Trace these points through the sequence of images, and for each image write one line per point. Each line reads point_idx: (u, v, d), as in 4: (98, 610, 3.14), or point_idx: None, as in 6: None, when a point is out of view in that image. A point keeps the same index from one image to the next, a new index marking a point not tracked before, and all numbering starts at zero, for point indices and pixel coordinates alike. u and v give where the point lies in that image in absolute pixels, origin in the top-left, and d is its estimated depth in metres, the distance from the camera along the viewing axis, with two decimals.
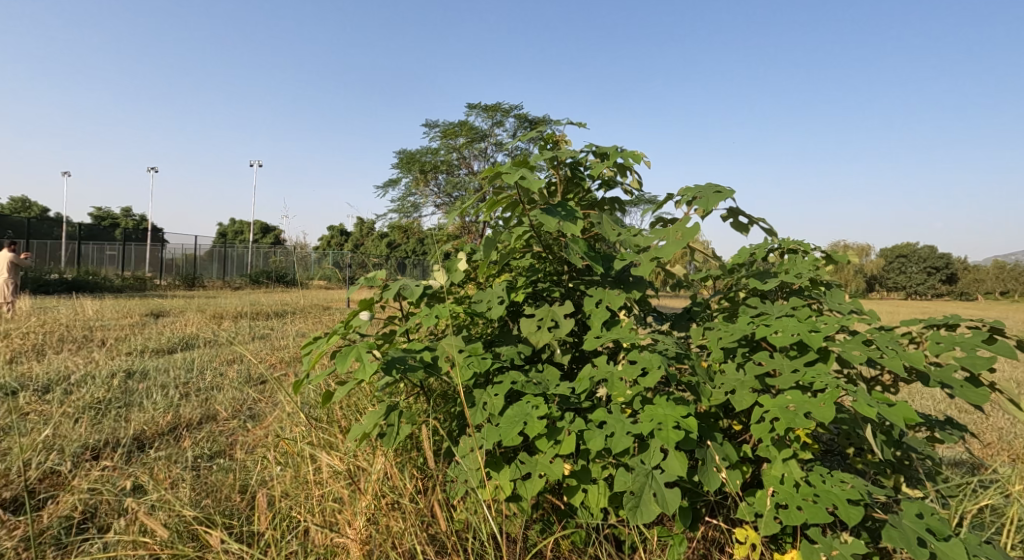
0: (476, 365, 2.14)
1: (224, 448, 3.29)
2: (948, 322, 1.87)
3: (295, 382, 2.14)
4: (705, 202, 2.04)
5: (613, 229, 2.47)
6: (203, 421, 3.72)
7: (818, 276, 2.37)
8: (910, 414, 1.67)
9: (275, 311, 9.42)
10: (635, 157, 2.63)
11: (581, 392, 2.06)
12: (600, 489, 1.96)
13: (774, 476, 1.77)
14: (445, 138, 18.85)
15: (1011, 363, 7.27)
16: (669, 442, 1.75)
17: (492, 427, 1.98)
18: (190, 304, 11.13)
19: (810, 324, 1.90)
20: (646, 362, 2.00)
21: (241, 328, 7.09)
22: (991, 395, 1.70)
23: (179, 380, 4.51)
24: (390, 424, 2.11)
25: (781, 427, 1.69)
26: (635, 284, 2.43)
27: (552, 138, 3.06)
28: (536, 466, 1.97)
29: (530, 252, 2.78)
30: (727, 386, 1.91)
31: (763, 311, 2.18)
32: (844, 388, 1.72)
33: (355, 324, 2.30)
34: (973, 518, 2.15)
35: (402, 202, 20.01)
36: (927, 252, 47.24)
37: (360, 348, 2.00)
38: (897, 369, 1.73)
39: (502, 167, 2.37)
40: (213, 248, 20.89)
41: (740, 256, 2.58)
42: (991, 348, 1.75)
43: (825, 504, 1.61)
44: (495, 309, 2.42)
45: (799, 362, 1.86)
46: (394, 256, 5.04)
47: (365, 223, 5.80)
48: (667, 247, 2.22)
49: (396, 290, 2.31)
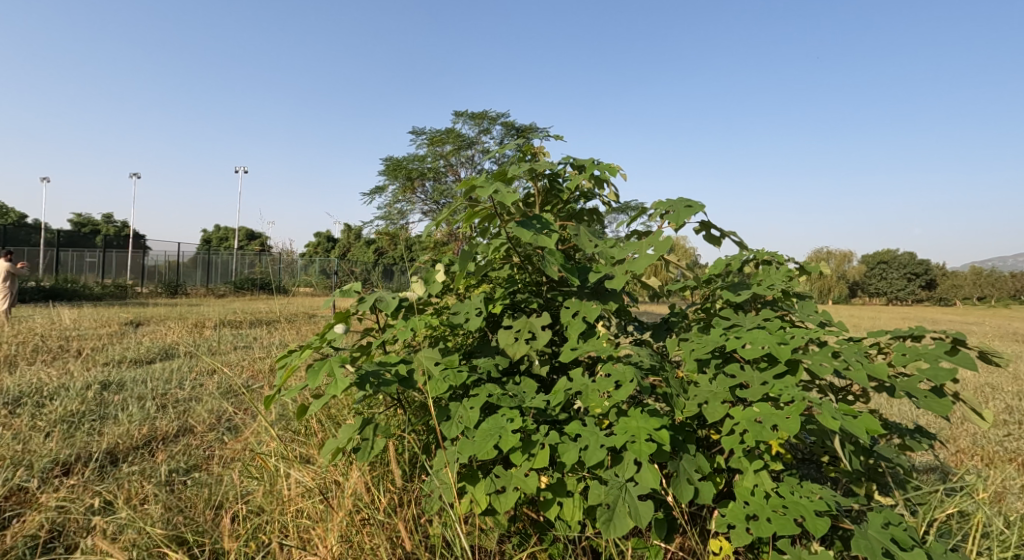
0: (452, 378, 2.14)
1: (201, 461, 3.23)
2: (913, 333, 1.91)
3: (267, 398, 2.08)
4: (677, 217, 2.08)
5: (589, 241, 2.50)
6: (180, 434, 3.66)
7: (790, 288, 2.42)
8: (874, 425, 1.71)
9: (260, 319, 9.31)
10: (611, 170, 2.66)
11: (557, 404, 2.07)
12: (576, 502, 1.97)
13: (745, 487, 1.80)
14: (432, 145, 18.81)
15: (990, 369, 7.42)
16: (641, 455, 1.76)
17: (467, 440, 1.98)
18: (174, 312, 10.97)
19: (780, 336, 1.93)
20: (620, 374, 2.02)
21: (225, 337, 7.00)
22: (952, 406, 1.74)
23: (156, 391, 4.43)
24: (365, 438, 2.10)
25: (750, 440, 1.71)
26: (611, 296, 2.45)
27: (531, 150, 3.09)
28: (511, 479, 1.97)
29: (508, 264, 2.80)
30: (699, 398, 1.93)
31: (736, 322, 2.21)
32: (811, 400, 1.75)
33: (330, 337, 2.27)
34: (942, 526, 2.19)
35: (388, 210, 19.93)
36: (905, 259, 48.13)
37: (333, 363, 1.98)
38: (862, 381, 1.76)
39: (478, 181, 2.40)
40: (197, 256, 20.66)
41: (716, 267, 2.59)
42: (954, 359, 1.79)
43: (793, 515, 1.63)
44: (473, 320, 2.43)
45: (769, 375, 1.89)
46: (381, 263, 5.01)
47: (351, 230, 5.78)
48: (642, 260, 2.25)
49: (372, 302, 2.30)
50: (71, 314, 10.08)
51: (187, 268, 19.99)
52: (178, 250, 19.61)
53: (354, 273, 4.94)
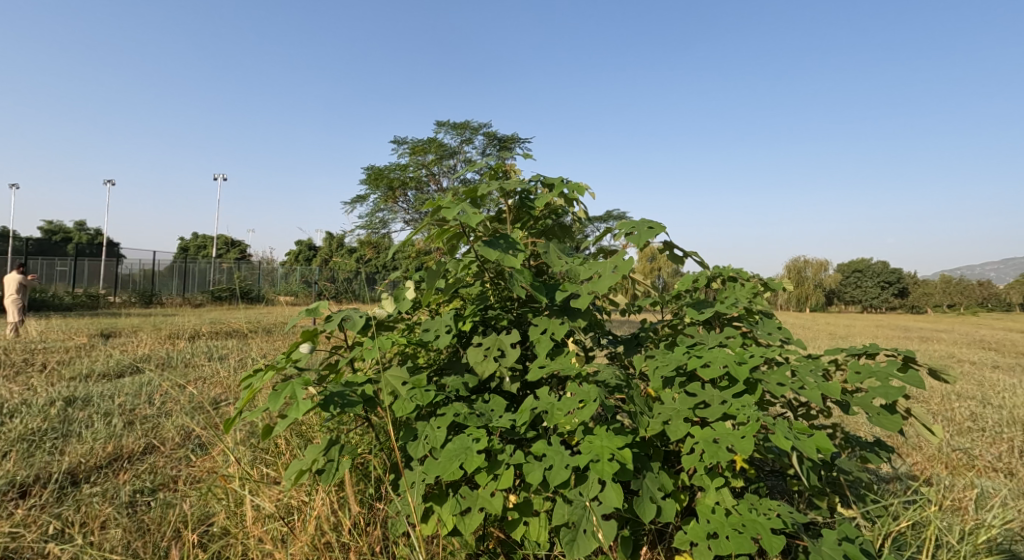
0: (420, 398, 2.12)
1: (168, 480, 3.16)
2: (868, 351, 1.97)
3: (227, 420, 2.02)
4: (637, 239, 2.13)
5: (558, 259, 2.53)
6: (146, 452, 3.56)
7: (753, 305, 2.48)
8: (826, 444, 1.76)
9: (239, 330, 9.13)
10: (580, 190, 2.71)
11: (523, 423, 2.07)
12: (541, 521, 1.98)
13: (707, 505, 1.82)
14: (414, 155, 18.70)
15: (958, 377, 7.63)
16: (604, 475, 1.77)
17: (432, 461, 1.97)
18: (152, 321, 10.74)
19: (739, 355, 1.98)
20: (584, 394, 2.04)
21: (201, 348, 6.86)
22: (902, 422, 1.80)
23: (124, 406, 4.32)
24: (330, 460, 2.07)
25: (708, 460, 1.75)
26: (578, 313, 2.48)
27: (502, 167, 3.12)
28: (477, 500, 1.97)
29: (478, 281, 2.81)
30: (662, 416, 1.96)
31: (699, 341, 2.25)
32: (766, 419, 1.80)
33: (295, 356, 2.23)
34: (897, 539, 2.24)
35: (369, 218, 19.76)
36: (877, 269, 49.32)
37: (296, 384, 1.94)
38: (816, 401, 1.82)
39: (444, 202, 2.43)
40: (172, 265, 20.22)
41: (684, 284, 2.67)
42: (904, 377, 1.86)
43: (749, 533, 1.67)
44: (442, 339, 2.42)
45: (728, 394, 1.93)
46: (362, 272, 4.96)
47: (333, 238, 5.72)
48: (605, 279, 2.29)
49: (338, 321, 2.27)
50: (51, 324, 9.88)
51: (162, 277, 19.56)
52: (153, 259, 19.19)
53: (335, 281, 4.90)
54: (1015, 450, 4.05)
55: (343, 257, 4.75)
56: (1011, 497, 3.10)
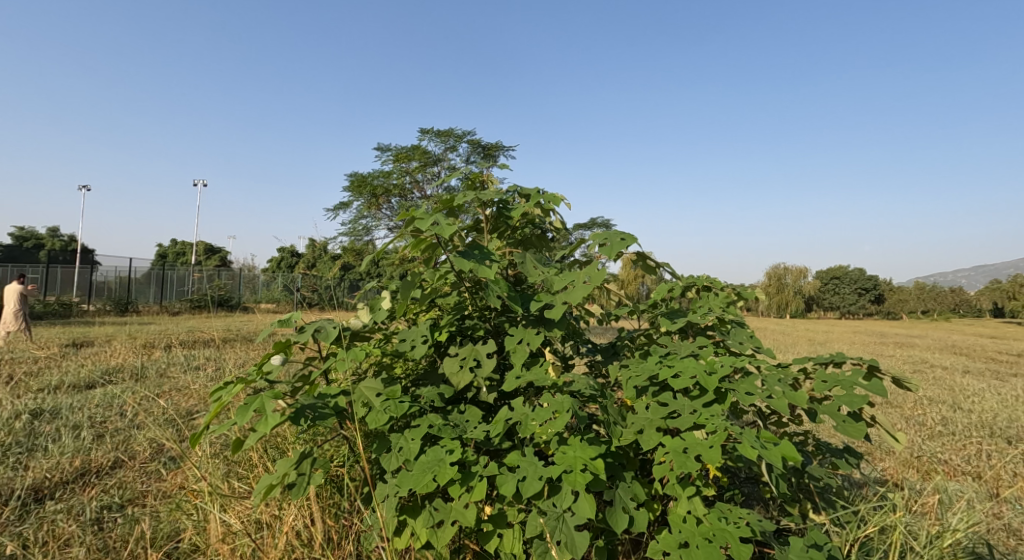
0: (394, 409, 2.10)
1: (137, 495, 3.08)
2: (834, 360, 2.03)
3: (194, 435, 1.98)
4: (610, 250, 2.17)
5: (534, 269, 2.54)
6: (116, 466, 3.47)
7: (726, 314, 2.51)
8: (791, 452, 1.80)
9: (219, 338, 8.96)
10: (555, 200, 2.73)
11: (497, 434, 2.07)
12: (515, 533, 1.98)
13: (679, 514, 1.84)
14: (397, 162, 18.42)
15: (933, 383, 7.81)
16: (576, 486, 1.78)
17: (406, 473, 1.95)
18: (129, 329, 10.49)
19: (709, 366, 2.01)
20: (557, 405, 2.04)
21: (179, 358, 6.72)
22: (866, 430, 1.84)
23: (94, 419, 4.20)
24: (301, 474, 2.04)
25: (677, 470, 1.77)
26: (554, 323, 2.49)
27: (479, 177, 3.13)
28: (450, 512, 1.96)
29: (455, 291, 2.80)
30: (636, 426, 1.98)
31: (672, 351, 2.28)
32: (734, 429, 1.83)
33: (266, 369, 2.19)
34: (865, 545, 2.27)
35: (353, 225, 19.61)
36: (852, 276, 50.32)
37: (265, 398, 1.91)
38: (783, 410, 1.86)
39: (418, 213, 2.42)
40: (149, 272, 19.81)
41: (659, 293, 2.70)
42: (868, 386, 1.91)
43: (719, 542, 1.69)
44: (417, 349, 2.41)
45: (698, 404, 1.96)
46: (345, 279, 4.92)
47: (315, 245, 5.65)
48: (579, 290, 2.31)
49: (311, 333, 2.24)
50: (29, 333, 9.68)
51: (139, 285, 19.15)
52: (129, 266, 18.79)
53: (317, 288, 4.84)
54: (984, 453, 4.15)
55: (326, 263, 4.69)
56: (977, 501, 3.18)
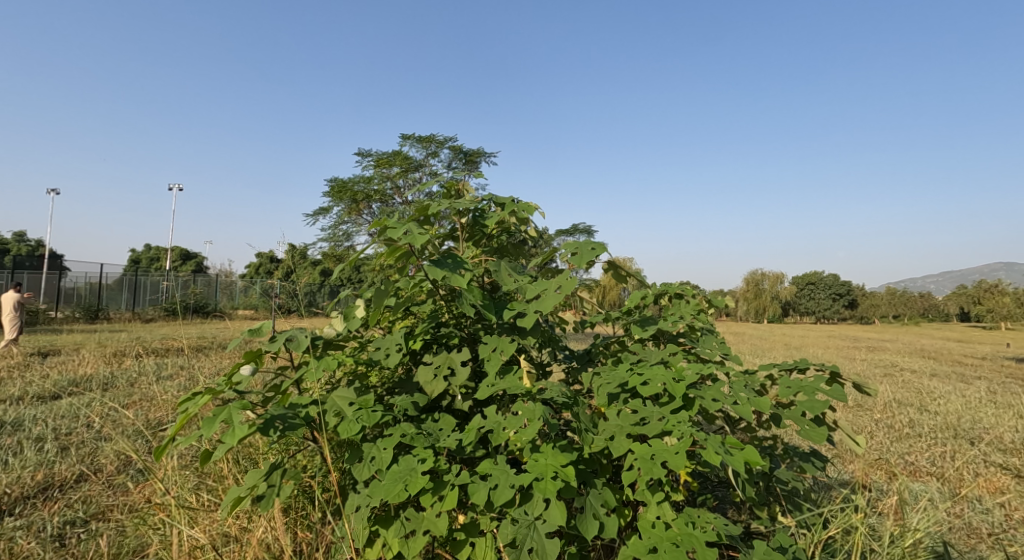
0: (366, 419, 2.09)
1: (103, 509, 3.00)
2: (798, 366, 2.09)
3: (159, 448, 1.94)
4: (581, 259, 2.22)
5: (508, 277, 2.56)
6: (80, 479, 3.38)
7: (696, 321, 2.56)
8: (755, 457, 1.85)
9: (194, 346, 8.76)
10: (529, 209, 2.76)
11: (469, 443, 2.08)
12: (488, 541, 1.99)
13: (648, 519, 1.87)
14: (379, 168, 18.28)
15: (903, 387, 8.02)
16: (547, 493, 1.79)
17: (377, 483, 1.95)
18: (101, 337, 10.20)
19: (677, 373, 2.06)
20: (529, 413, 2.06)
21: (152, 366, 6.55)
22: (828, 434, 1.90)
23: (59, 431, 4.08)
24: (271, 485, 2.01)
25: (644, 477, 1.80)
26: (528, 331, 2.51)
27: (455, 186, 3.14)
28: (422, 522, 1.96)
29: (429, 299, 2.80)
30: (607, 433, 2.01)
31: (643, 358, 2.32)
32: (700, 435, 1.87)
33: (235, 379, 2.15)
34: (830, 547, 2.32)
35: (332, 231, 19.41)
36: (825, 282, 51.44)
37: (233, 409, 1.89)
38: (747, 415, 1.91)
39: (391, 222, 2.42)
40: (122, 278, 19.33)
41: (633, 299, 2.73)
42: (830, 391, 1.97)
43: (686, 547, 1.72)
44: (391, 358, 2.40)
45: (666, 411, 2.00)
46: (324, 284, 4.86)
47: (295, 250, 5.59)
48: (551, 298, 2.33)
49: (282, 341, 2.21)
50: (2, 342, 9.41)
51: (112, 291, 18.69)
52: (99, 273, 18.29)
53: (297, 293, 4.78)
54: (949, 454, 4.27)
55: (306, 268, 4.64)
56: (940, 501, 3.28)
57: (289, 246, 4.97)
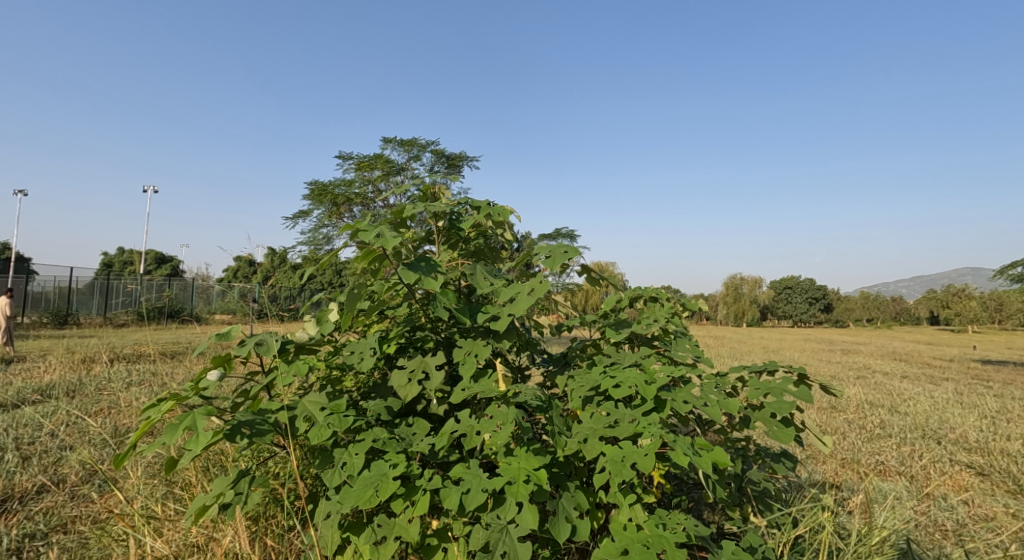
0: (337, 424, 2.06)
1: (65, 520, 2.90)
2: (767, 367, 2.13)
3: (119, 456, 1.89)
4: (553, 262, 2.24)
5: (484, 281, 2.55)
6: (42, 490, 3.26)
7: (670, 324, 2.59)
8: (723, 458, 1.87)
9: (168, 351, 8.55)
10: (504, 213, 2.75)
11: (442, 447, 2.06)
12: (460, 546, 1.99)
13: (620, 522, 1.88)
14: (360, 170, 18.11)
15: (876, 388, 8.19)
16: (519, 497, 1.79)
17: (348, 489, 1.92)
18: (70, 342, 9.90)
19: (648, 375, 2.07)
20: (502, 416, 2.05)
21: (122, 373, 6.37)
22: (795, 434, 1.93)
23: (21, 440, 3.94)
24: (238, 493, 1.98)
25: (614, 480, 1.81)
26: (503, 334, 2.51)
27: (432, 189, 3.12)
28: (393, 528, 1.94)
29: (404, 303, 2.77)
30: (580, 436, 2.01)
31: (616, 360, 2.33)
32: (670, 436, 1.89)
33: (202, 385, 2.11)
34: (800, 546, 2.35)
35: (312, 234, 19.17)
36: (801, 286, 52.38)
37: (197, 415, 1.85)
38: (716, 417, 1.93)
39: (363, 225, 2.39)
40: (94, 282, 18.86)
41: (608, 302, 2.77)
42: (797, 393, 2.00)
43: (656, 548, 1.73)
44: (364, 362, 2.37)
45: (638, 413, 2.01)
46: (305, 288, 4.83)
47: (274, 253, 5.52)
48: (524, 301, 2.33)
49: (251, 346, 2.17)
50: None
51: (82, 295, 18.21)
52: (69, 276, 17.77)
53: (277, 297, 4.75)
54: (919, 454, 4.37)
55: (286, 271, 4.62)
56: (909, 500, 3.33)
57: (269, 250, 4.92)
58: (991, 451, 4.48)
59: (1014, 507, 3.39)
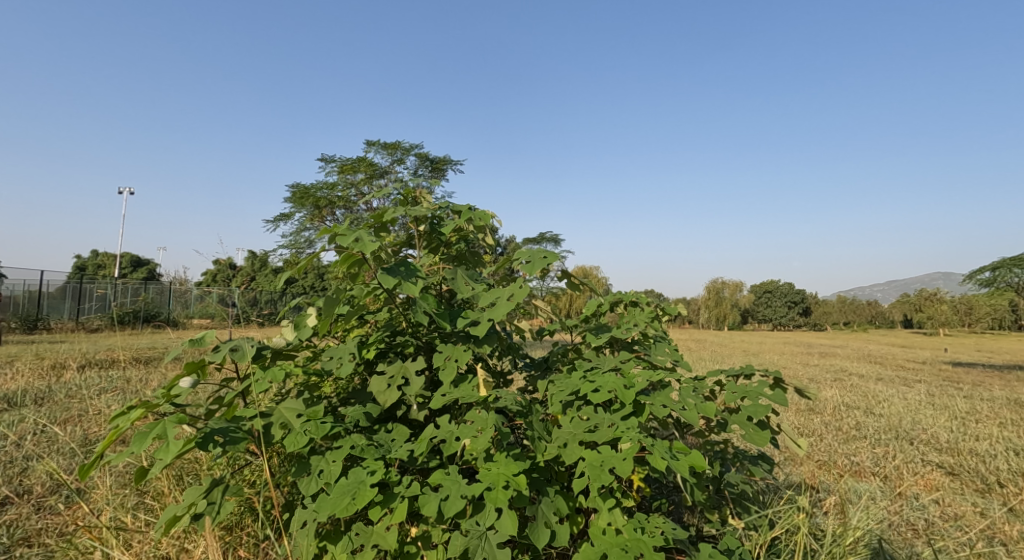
0: (314, 431, 2.03)
1: (30, 533, 2.80)
2: (744, 371, 2.15)
3: (85, 466, 1.84)
4: (532, 267, 2.25)
5: (464, 286, 2.54)
6: (6, 502, 3.15)
7: (650, 329, 2.61)
8: (700, 461, 1.89)
9: (143, 357, 8.36)
10: (484, 217, 2.74)
11: (420, 453, 2.04)
12: (439, 553, 1.97)
13: (600, 526, 1.88)
14: (343, 173, 17.99)
15: (853, 390, 8.34)
16: (498, 503, 1.78)
17: (325, 497, 1.89)
18: (40, 348, 9.61)
19: (627, 380, 2.08)
20: (482, 422, 2.05)
21: (93, 380, 6.20)
22: (770, 437, 1.95)
23: None
24: (211, 503, 1.94)
25: (592, 484, 1.81)
26: (484, 338, 2.50)
27: (412, 193, 3.10)
28: (371, 536, 1.92)
29: (384, 308, 2.74)
30: (560, 440, 2.01)
31: (596, 365, 2.34)
32: (648, 440, 1.90)
33: (174, 392, 2.06)
34: (777, 548, 2.37)
35: (293, 238, 18.95)
36: (779, 289, 53.19)
37: (167, 423, 1.81)
38: (693, 421, 1.95)
39: (341, 229, 2.37)
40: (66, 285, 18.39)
41: (589, 307, 2.77)
42: (772, 396, 2.03)
43: (634, 551, 1.73)
44: (343, 367, 2.34)
45: (617, 417, 2.02)
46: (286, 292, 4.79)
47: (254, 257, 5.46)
48: (503, 306, 2.33)
49: (226, 351, 2.12)
50: None
51: (53, 299, 17.76)
52: (39, 280, 17.28)
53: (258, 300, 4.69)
54: (893, 455, 4.46)
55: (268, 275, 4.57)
56: (884, 501, 3.39)
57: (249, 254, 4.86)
58: (961, 451, 4.59)
59: (983, 505, 3.47)
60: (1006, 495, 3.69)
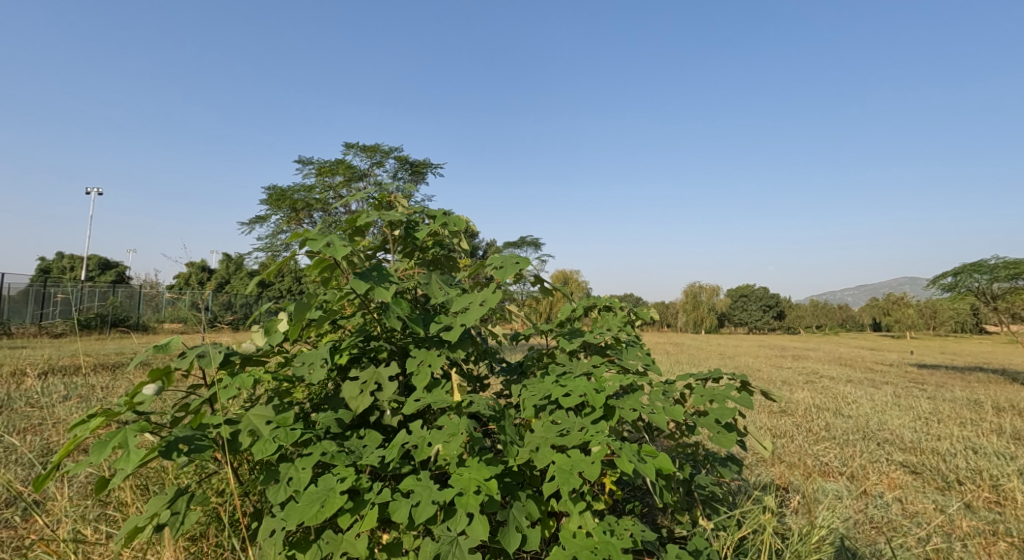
0: (283, 438, 2.00)
1: None
2: (712, 375, 2.19)
3: (41, 477, 1.78)
4: (504, 272, 2.26)
5: (437, 290, 2.54)
6: None
7: (622, 333, 2.63)
8: (667, 464, 1.91)
9: (111, 362, 8.13)
10: (458, 222, 2.73)
11: (391, 459, 2.03)
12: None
13: (570, 529, 1.89)
14: (320, 176, 17.82)
15: (823, 392, 8.54)
16: (468, 508, 1.77)
17: (293, 505, 1.87)
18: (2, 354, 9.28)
19: (598, 384, 2.10)
20: (453, 427, 2.04)
21: (58, 386, 6.00)
22: (735, 440, 1.99)
23: None
24: (175, 512, 1.90)
25: (562, 488, 1.82)
26: (457, 343, 2.49)
27: (386, 198, 3.07)
28: (340, 544, 1.90)
29: (356, 313, 2.71)
30: (531, 445, 2.02)
31: (569, 369, 2.35)
32: (618, 444, 1.92)
33: (137, 399, 2.01)
34: (745, 548, 2.41)
35: (268, 240, 18.66)
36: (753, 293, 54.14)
37: (128, 432, 1.77)
38: (661, 424, 1.98)
39: (313, 234, 2.34)
40: (30, 288, 17.81)
41: (563, 312, 2.79)
42: (738, 399, 2.07)
43: (602, 554, 1.75)
44: (314, 373, 2.31)
45: (587, 421, 2.04)
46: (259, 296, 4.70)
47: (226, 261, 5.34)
48: (476, 311, 2.33)
49: (192, 357, 2.09)
50: None
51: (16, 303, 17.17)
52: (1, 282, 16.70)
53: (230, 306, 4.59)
54: (861, 454, 4.57)
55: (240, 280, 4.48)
56: (851, 500, 3.47)
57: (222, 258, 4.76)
58: (924, 450, 4.73)
59: (943, 503, 3.58)
60: (964, 492, 3.81)
